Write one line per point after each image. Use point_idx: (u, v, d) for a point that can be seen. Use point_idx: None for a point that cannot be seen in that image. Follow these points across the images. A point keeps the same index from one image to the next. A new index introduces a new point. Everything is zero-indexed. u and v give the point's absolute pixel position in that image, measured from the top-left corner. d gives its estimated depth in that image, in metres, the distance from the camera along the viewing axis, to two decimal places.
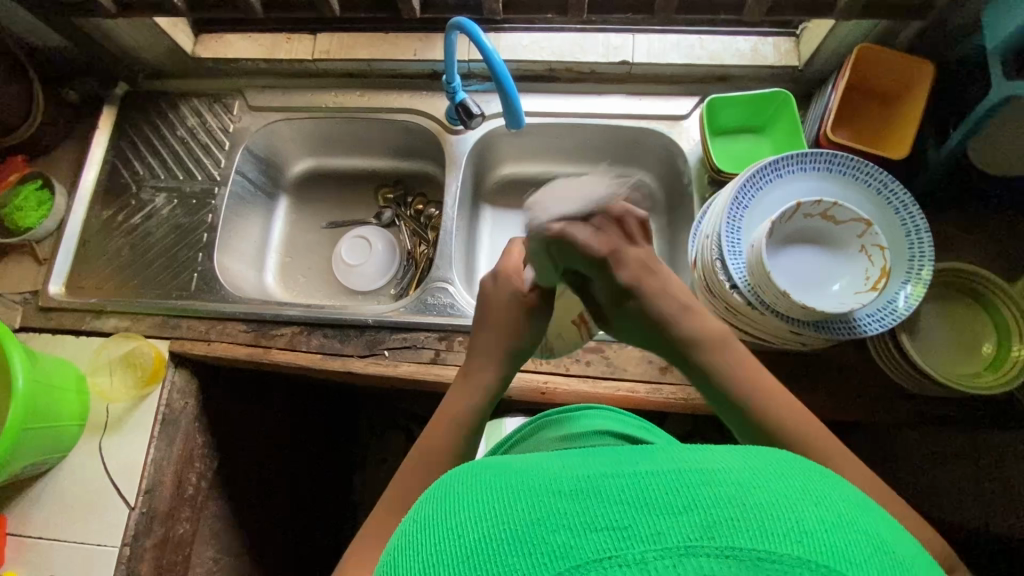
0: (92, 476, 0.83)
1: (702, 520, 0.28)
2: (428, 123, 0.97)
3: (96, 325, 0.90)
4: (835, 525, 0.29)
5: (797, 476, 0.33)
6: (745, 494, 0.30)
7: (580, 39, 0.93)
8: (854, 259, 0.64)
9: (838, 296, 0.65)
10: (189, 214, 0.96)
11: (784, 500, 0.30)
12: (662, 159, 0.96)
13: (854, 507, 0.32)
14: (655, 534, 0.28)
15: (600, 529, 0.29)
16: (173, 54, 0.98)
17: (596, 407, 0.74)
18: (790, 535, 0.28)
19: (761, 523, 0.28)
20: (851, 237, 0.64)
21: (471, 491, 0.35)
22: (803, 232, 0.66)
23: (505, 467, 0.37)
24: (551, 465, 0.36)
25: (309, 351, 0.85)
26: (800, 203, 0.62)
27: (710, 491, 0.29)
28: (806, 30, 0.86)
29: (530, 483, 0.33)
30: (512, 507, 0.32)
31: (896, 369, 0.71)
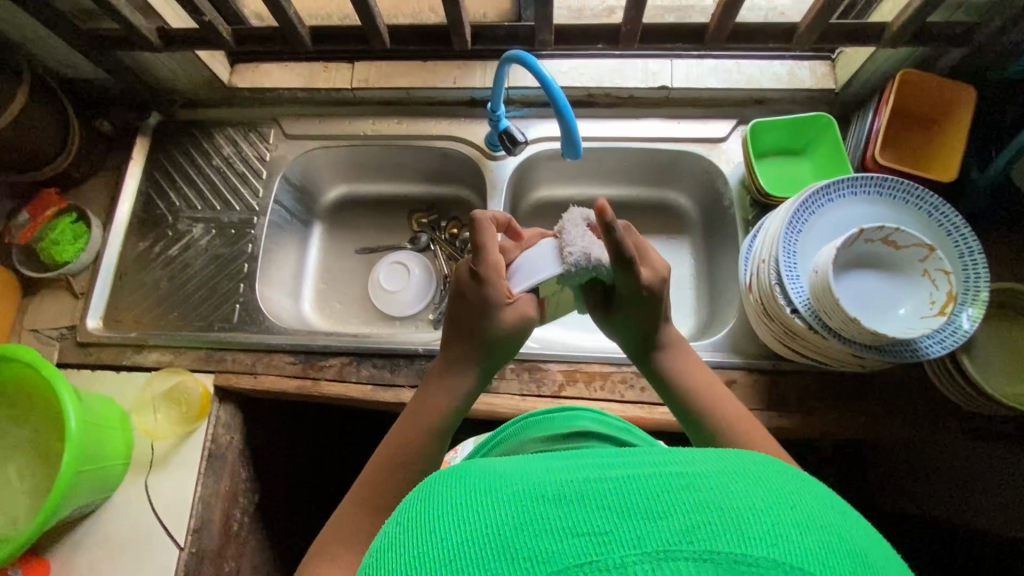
0: (139, 515, 0.81)
1: (680, 524, 0.27)
2: (467, 149, 0.97)
3: (137, 360, 0.88)
4: (811, 529, 0.28)
5: (773, 477, 0.31)
6: (724, 498, 0.28)
7: (618, 65, 0.94)
8: (916, 283, 0.65)
9: (904, 320, 0.66)
10: (229, 244, 0.96)
11: (762, 502, 0.29)
12: (700, 181, 0.97)
13: (831, 509, 0.30)
14: (634, 537, 0.27)
15: (582, 534, 0.28)
16: (209, 84, 0.98)
17: (580, 408, 0.73)
18: (766, 538, 0.27)
19: (738, 526, 0.27)
20: (917, 264, 0.64)
21: (448, 488, 0.33)
22: (864, 254, 0.67)
23: (487, 466, 0.35)
24: (532, 467, 0.34)
25: (359, 382, 0.84)
26: (863, 230, 0.63)
27: (689, 494, 0.29)
28: (843, 54, 0.88)
29: (511, 483, 0.32)
30: (496, 508, 0.30)
31: (955, 391, 0.71)
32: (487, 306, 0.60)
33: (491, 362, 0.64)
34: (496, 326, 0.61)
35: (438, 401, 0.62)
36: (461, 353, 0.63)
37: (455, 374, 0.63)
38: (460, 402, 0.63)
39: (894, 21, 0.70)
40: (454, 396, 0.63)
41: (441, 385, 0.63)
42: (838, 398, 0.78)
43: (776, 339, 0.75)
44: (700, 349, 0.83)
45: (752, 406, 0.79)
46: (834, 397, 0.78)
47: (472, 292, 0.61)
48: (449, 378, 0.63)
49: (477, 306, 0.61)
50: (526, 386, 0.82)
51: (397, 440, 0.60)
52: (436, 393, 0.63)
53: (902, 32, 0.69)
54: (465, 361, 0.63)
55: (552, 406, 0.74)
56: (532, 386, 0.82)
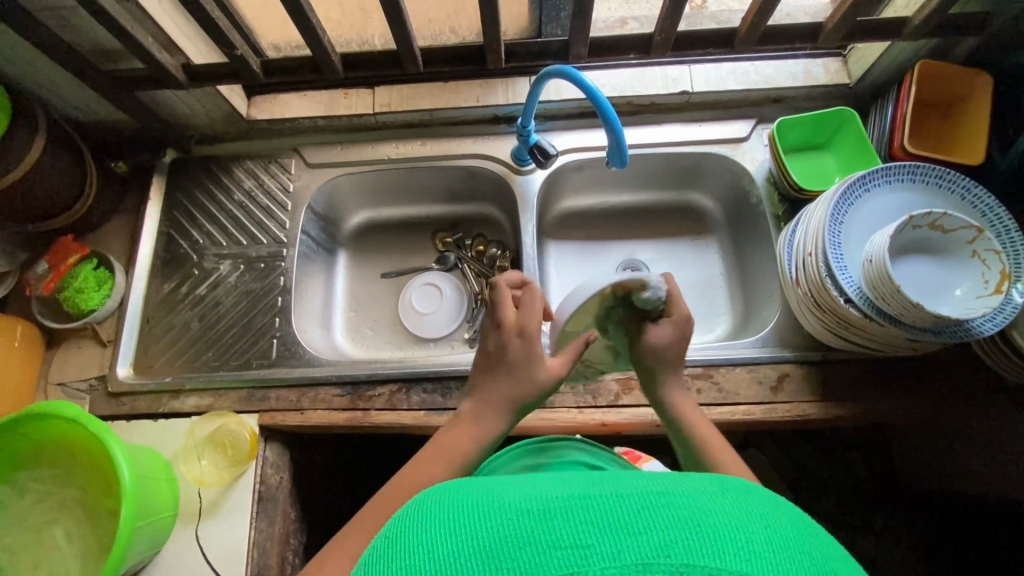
0: (192, 567, 0.78)
1: (658, 539, 0.28)
2: (495, 166, 0.97)
3: (175, 406, 0.86)
4: (783, 548, 0.29)
5: (751, 501, 0.32)
6: (702, 514, 0.30)
7: (638, 74, 0.95)
8: (966, 265, 0.67)
9: (960, 301, 0.67)
10: (259, 279, 0.94)
11: (737, 519, 0.30)
12: (724, 182, 0.99)
13: (806, 533, 0.31)
14: (616, 551, 0.28)
15: (563, 548, 0.29)
16: (228, 118, 0.96)
17: (573, 439, 0.76)
18: (741, 553, 0.28)
19: (713, 540, 0.28)
20: (976, 253, 0.66)
21: (447, 509, 0.35)
22: (909, 243, 0.69)
23: (481, 489, 0.36)
24: (523, 489, 0.36)
25: (411, 409, 0.82)
26: (913, 216, 0.65)
27: (668, 509, 0.30)
28: (854, 50, 0.91)
29: (498, 506, 0.33)
30: (482, 526, 0.31)
31: (1006, 365, 0.73)
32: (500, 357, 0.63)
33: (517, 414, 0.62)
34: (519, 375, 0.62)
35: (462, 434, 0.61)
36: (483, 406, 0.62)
37: (471, 425, 0.61)
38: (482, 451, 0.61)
39: (915, 15, 0.72)
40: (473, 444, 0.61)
41: (465, 421, 0.62)
42: (888, 383, 0.80)
43: (826, 329, 0.77)
44: (749, 346, 0.84)
45: (808, 398, 0.80)
46: (886, 382, 0.80)
47: (510, 348, 0.62)
48: (466, 427, 0.61)
49: (514, 359, 0.62)
50: (582, 398, 0.82)
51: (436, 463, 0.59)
52: (461, 430, 0.61)
53: (923, 26, 0.72)
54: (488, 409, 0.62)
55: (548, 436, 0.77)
56: (588, 397, 0.81)
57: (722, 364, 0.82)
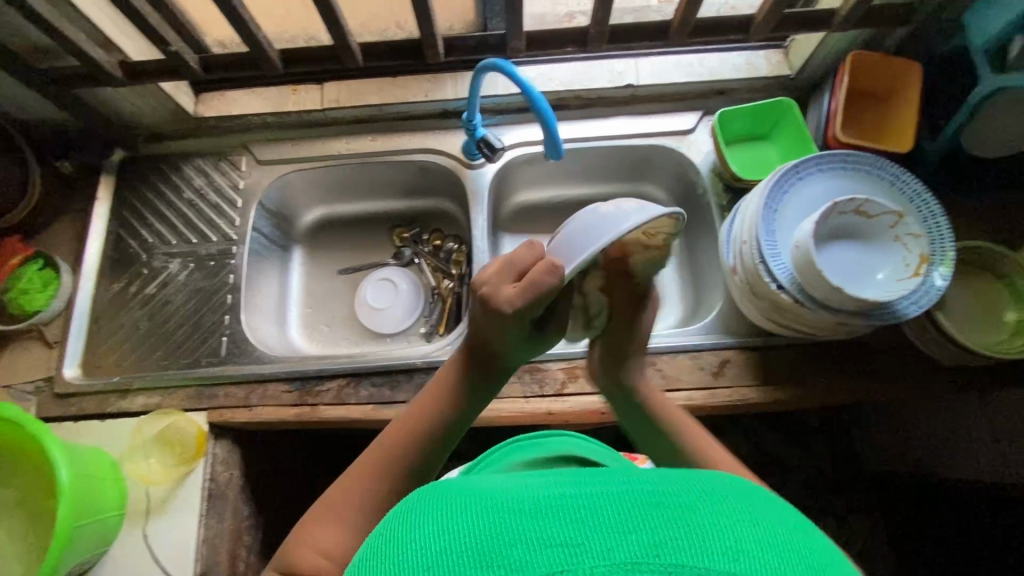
0: (141, 565, 0.78)
1: (648, 539, 0.31)
2: (446, 160, 0.97)
3: (122, 406, 0.85)
4: (769, 545, 0.31)
5: (739, 502, 0.35)
6: (689, 516, 0.32)
7: (585, 68, 0.96)
8: (890, 248, 0.70)
9: (883, 284, 0.70)
10: (209, 277, 0.93)
11: (723, 519, 0.32)
12: (672, 173, 1.00)
13: (796, 532, 0.34)
14: (606, 549, 0.30)
15: (555, 546, 0.31)
16: (174, 115, 0.96)
17: (571, 434, 0.79)
18: (727, 553, 0.30)
19: (699, 539, 0.31)
20: (896, 235, 0.69)
21: (437, 510, 0.36)
22: (835, 231, 0.71)
23: (473, 492, 0.38)
24: (514, 492, 0.38)
25: (359, 403, 0.83)
26: (837, 202, 0.66)
27: (657, 513, 0.32)
28: (794, 42, 0.93)
29: (493, 506, 0.35)
30: (476, 525, 0.34)
31: (935, 347, 0.76)
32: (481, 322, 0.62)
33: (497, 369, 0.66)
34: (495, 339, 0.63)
35: (449, 384, 0.65)
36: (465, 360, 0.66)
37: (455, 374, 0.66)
38: (471, 401, 0.66)
39: (841, 6, 0.74)
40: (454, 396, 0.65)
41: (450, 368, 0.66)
42: (828, 367, 0.81)
43: (763, 316, 0.78)
44: (694, 333, 0.86)
45: (747, 383, 0.82)
46: (825, 366, 0.82)
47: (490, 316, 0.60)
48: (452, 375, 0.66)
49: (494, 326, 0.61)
50: (529, 387, 0.83)
51: (428, 408, 0.64)
52: (443, 378, 0.66)
53: (849, 18, 0.74)
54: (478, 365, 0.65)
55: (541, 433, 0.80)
56: (534, 387, 0.82)
57: (665, 351, 0.83)
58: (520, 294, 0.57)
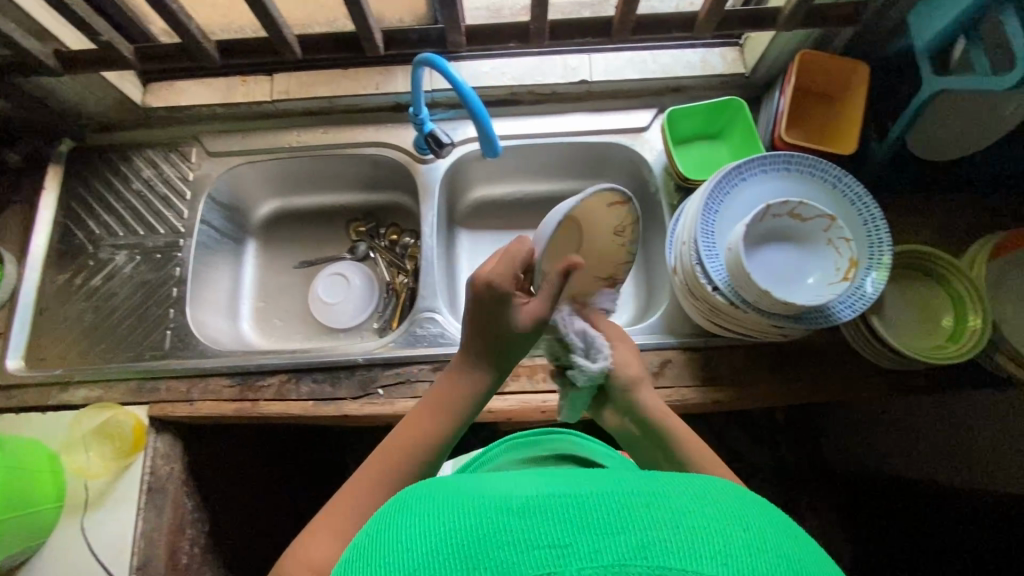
0: (75, 559, 0.78)
1: (635, 541, 0.31)
2: (397, 154, 0.96)
3: (64, 398, 0.85)
4: (758, 550, 0.32)
5: (729, 504, 0.35)
6: (679, 518, 0.33)
7: (538, 63, 0.95)
8: (823, 251, 0.70)
9: (814, 287, 0.70)
10: (155, 270, 0.93)
11: (712, 521, 0.33)
12: (628, 171, 0.99)
13: (786, 538, 0.34)
14: (593, 551, 0.31)
15: (543, 547, 0.32)
16: (120, 106, 0.94)
17: (563, 431, 0.78)
18: (713, 558, 0.30)
19: (687, 543, 0.31)
20: (826, 237, 0.69)
21: (426, 510, 0.37)
22: (763, 237, 0.72)
23: (465, 489, 0.39)
24: (505, 490, 0.38)
25: (300, 399, 0.83)
26: (769, 206, 0.67)
27: (646, 514, 0.33)
28: (749, 40, 0.92)
29: (484, 504, 0.36)
30: (463, 523, 0.34)
31: (872, 351, 0.76)
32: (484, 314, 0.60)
33: (504, 362, 0.63)
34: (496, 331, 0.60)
35: (459, 383, 0.62)
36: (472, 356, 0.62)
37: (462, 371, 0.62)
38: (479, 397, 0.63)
39: (785, 5, 0.73)
40: (464, 394, 0.62)
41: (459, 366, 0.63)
42: (771, 369, 0.81)
43: (704, 318, 0.78)
44: (638, 333, 0.86)
45: (689, 384, 0.82)
46: (769, 369, 0.81)
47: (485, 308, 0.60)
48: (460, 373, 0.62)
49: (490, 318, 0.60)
50: None
51: (434, 407, 0.61)
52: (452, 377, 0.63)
53: (793, 17, 0.73)
54: (483, 359, 0.62)
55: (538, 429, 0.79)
56: None
57: None
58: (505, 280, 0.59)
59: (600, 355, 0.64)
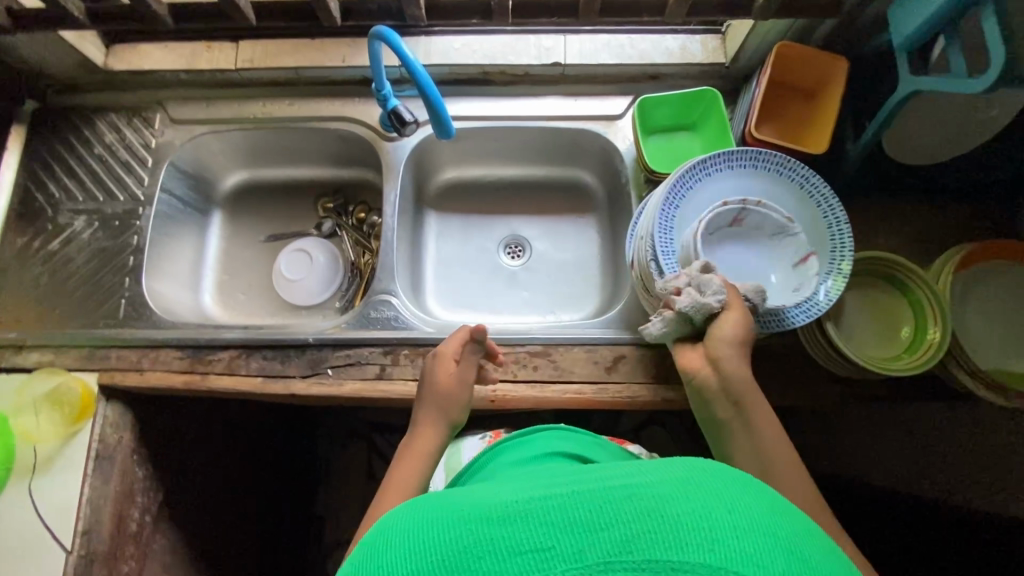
0: (19, 521, 0.78)
1: (620, 536, 0.30)
2: (362, 131, 0.94)
3: (16, 361, 0.85)
4: (746, 531, 0.31)
5: (714, 483, 0.34)
6: (662, 505, 0.32)
7: (511, 41, 0.92)
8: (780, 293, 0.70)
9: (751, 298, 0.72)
10: (113, 237, 0.91)
11: (699, 506, 0.32)
12: (601, 159, 0.97)
13: (775, 516, 0.33)
14: (576, 552, 0.30)
15: (525, 552, 0.31)
16: (81, 67, 0.93)
17: (546, 428, 0.77)
18: (702, 545, 0.30)
19: (675, 532, 0.30)
20: (807, 274, 0.69)
21: (404, 528, 0.36)
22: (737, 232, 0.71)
23: (443, 501, 0.38)
24: (484, 495, 0.37)
25: (249, 375, 0.82)
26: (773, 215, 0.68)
27: (630, 505, 0.32)
28: (731, 28, 0.88)
29: (462, 513, 0.35)
30: (442, 539, 0.33)
31: (825, 357, 0.74)
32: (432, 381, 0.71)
33: (457, 418, 0.70)
34: (440, 393, 0.70)
35: (424, 442, 0.68)
36: (428, 419, 0.69)
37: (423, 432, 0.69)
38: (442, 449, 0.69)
39: None
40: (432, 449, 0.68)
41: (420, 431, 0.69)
42: None
43: None
44: (595, 327, 0.84)
45: (642, 381, 0.80)
46: None
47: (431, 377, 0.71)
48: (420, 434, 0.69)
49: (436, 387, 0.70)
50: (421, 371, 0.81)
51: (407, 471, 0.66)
52: (417, 438, 0.68)
53: (769, 5, 0.70)
54: (435, 416, 0.69)
55: (524, 427, 0.78)
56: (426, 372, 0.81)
57: (561, 343, 0.82)
58: (444, 356, 0.72)
59: (711, 293, 0.63)
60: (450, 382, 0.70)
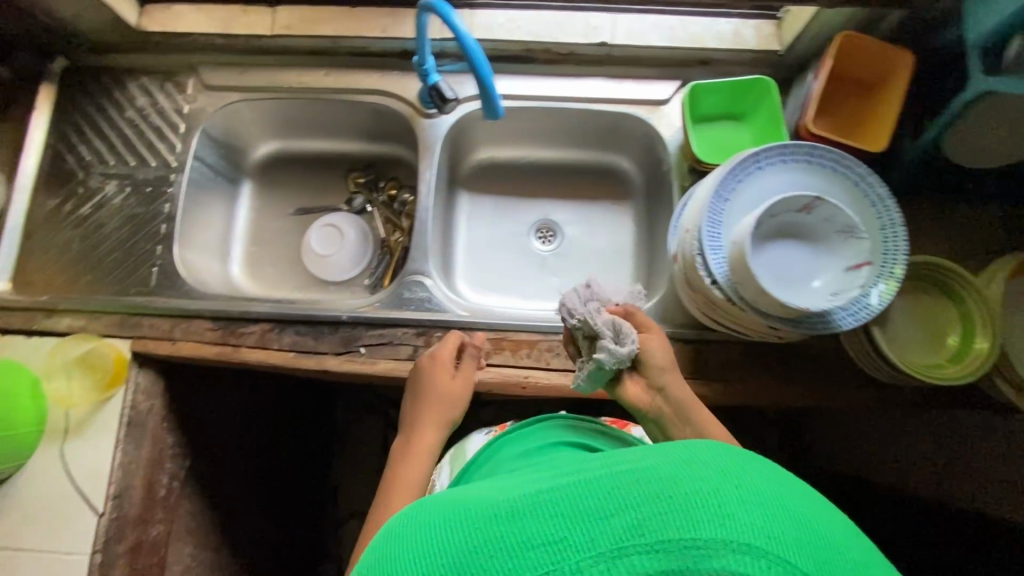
0: (54, 482, 0.80)
1: (629, 521, 0.30)
2: (401, 106, 0.92)
3: (47, 325, 0.85)
4: (751, 503, 0.30)
5: (716, 459, 0.34)
6: (668, 486, 0.31)
7: (558, 18, 0.89)
8: (816, 296, 0.66)
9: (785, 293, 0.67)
10: (145, 204, 0.90)
11: (704, 483, 0.31)
12: (643, 145, 0.94)
13: (776, 484, 0.33)
14: (587, 540, 0.30)
15: (538, 545, 0.30)
16: (115, 27, 0.90)
17: (546, 419, 0.78)
18: (710, 520, 0.29)
19: (683, 510, 0.30)
20: (853, 282, 0.64)
21: (415, 533, 0.36)
22: (798, 223, 0.67)
23: (453, 503, 0.37)
24: (493, 493, 0.37)
25: (282, 349, 0.82)
26: (837, 217, 0.64)
27: (636, 489, 0.31)
28: (788, 14, 0.84)
29: (472, 512, 0.34)
30: (453, 540, 0.33)
31: (866, 360, 0.73)
32: (429, 387, 0.73)
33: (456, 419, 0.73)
34: (439, 397, 0.72)
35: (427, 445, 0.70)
36: (428, 421, 0.71)
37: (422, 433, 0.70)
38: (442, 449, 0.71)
39: None
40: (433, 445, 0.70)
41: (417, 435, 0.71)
42: (765, 370, 0.78)
43: (698, 308, 0.75)
44: None
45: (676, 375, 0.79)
46: (765, 370, 0.78)
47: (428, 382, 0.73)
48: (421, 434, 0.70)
49: (437, 391, 0.72)
50: None
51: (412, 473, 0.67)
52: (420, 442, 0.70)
53: None
54: (436, 420, 0.71)
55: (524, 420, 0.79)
56: None
57: None
58: (441, 362, 0.74)
59: (628, 340, 0.67)
60: (451, 385, 0.72)
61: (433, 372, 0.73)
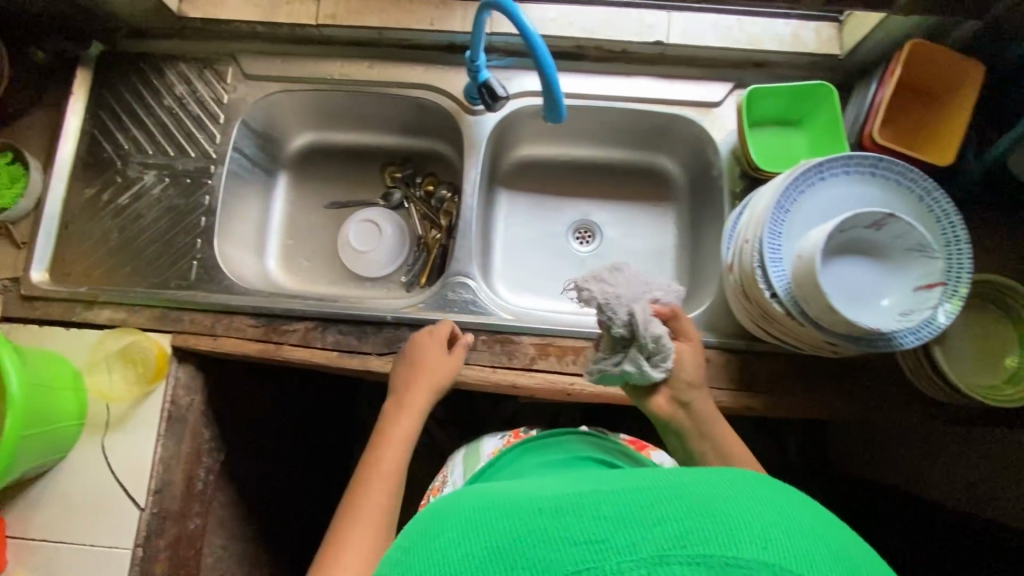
0: (95, 476, 0.79)
1: (672, 529, 0.25)
2: (446, 102, 0.90)
3: (87, 317, 0.84)
4: (801, 528, 0.26)
5: (758, 481, 0.30)
6: (708, 500, 0.27)
7: (610, 15, 0.87)
8: (883, 314, 0.65)
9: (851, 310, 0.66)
10: (184, 195, 0.89)
11: (746, 500, 0.27)
12: (691, 148, 0.92)
13: (827, 520, 0.28)
14: (626, 544, 0.25)
15: (570, 546, 0.26)
16: (156, 12, 0.88)
17: (574, 432, 0.77)
18: (755, 539, 0.25)
19: (728, 527, 0.25)
20: (924, 301, 0.63)
21: (418, 534, 0.30)
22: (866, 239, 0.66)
23: (464, 502, 0.32)
24: (513, 493, 0.32)
25: (325, 348, 0.81)
26: (910, 236, 0.63)
27: (677, 496, 0.27)
28: (851, 17, 0.82)
29: (489, 509, 0.30)
30: (467, 537, 0.28)
31: (920, 376, 0.72)
32: (419, 360, 0.75)
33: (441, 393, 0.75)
34: (429, 369, 0.74)
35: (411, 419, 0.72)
36: (415, 395, 0.73)
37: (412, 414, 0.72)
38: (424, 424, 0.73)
39: None
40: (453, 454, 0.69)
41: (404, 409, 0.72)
42: (812, 384, 0.77)
43: (749, 318, 0.74)
44: None
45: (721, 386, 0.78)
46: (812, 383, 0.77)
47: (419, 355, 0.75)
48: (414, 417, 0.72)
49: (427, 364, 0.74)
50: (497, 358, 0.80)
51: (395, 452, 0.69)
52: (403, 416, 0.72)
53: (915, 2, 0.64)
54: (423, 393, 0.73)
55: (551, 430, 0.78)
56: (503, 358, 0.80)
57: None
58: (432, 338, 0.77)
59: (663, 366, 0.65)
60: (440, 357, 0.75)
61: (424, 348, 0.76)
